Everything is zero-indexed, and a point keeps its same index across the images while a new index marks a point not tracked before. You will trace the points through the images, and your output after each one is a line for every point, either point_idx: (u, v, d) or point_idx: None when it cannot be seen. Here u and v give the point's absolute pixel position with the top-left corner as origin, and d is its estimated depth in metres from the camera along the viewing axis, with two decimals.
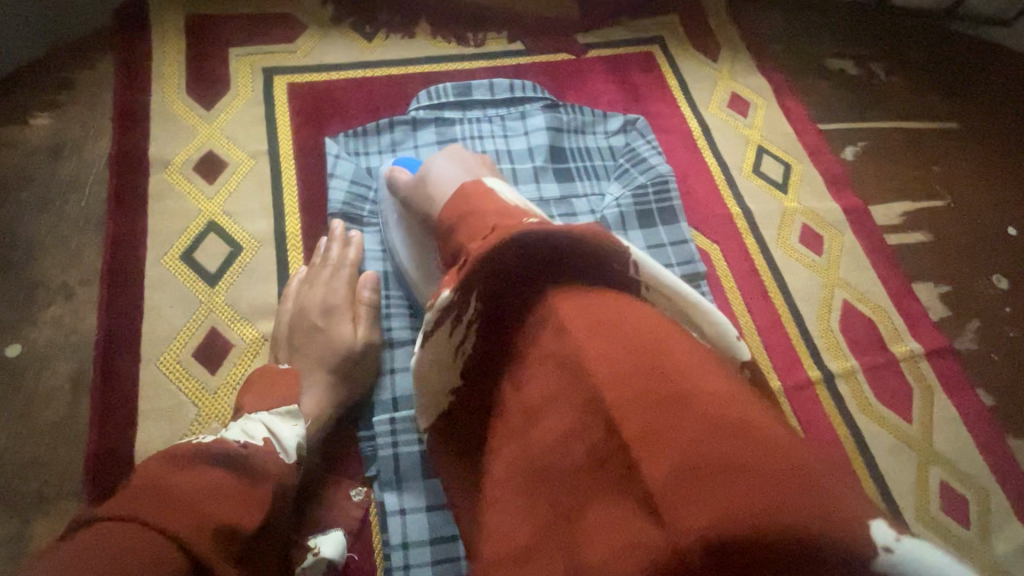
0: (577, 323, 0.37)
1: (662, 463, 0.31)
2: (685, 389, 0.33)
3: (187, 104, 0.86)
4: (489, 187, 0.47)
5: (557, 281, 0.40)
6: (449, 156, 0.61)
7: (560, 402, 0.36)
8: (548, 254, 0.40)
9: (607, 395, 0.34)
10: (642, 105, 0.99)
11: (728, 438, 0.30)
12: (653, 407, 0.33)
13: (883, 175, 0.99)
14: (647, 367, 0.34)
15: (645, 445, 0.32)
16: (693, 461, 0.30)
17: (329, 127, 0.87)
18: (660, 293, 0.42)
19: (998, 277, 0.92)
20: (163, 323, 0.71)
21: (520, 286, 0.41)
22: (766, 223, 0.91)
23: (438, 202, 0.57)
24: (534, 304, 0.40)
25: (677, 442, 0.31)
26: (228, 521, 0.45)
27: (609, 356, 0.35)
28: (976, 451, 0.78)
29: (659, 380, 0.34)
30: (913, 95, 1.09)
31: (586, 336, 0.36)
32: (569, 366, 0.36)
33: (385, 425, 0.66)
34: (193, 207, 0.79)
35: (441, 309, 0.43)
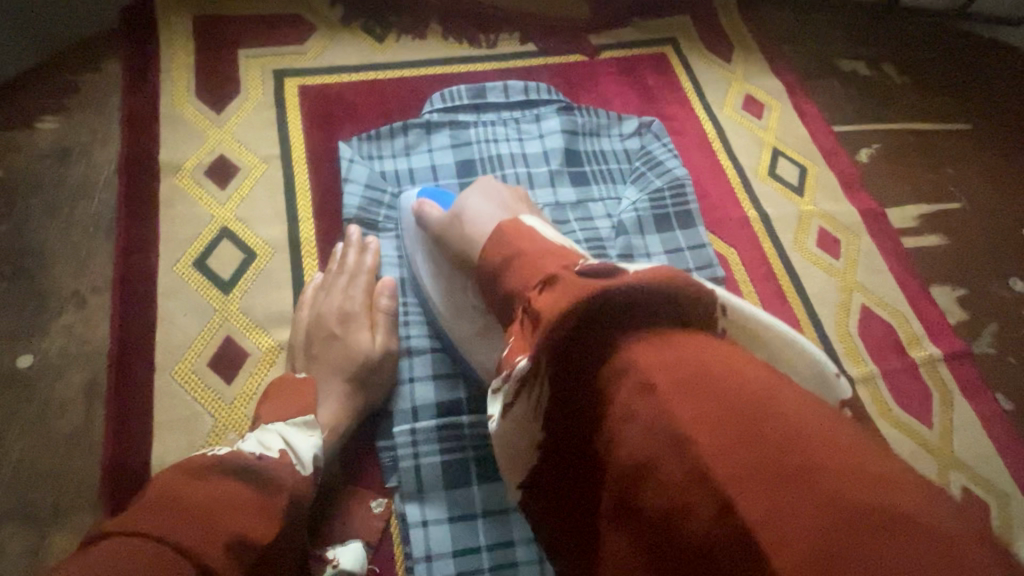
0: (671, 389, 0.35)
1: (798, 557, 0.28)
2: (807, 464, 0.30)
3: (197, 107, 0.84)
4: (527, 227, 0.49)
5: (635, 333, 0.38)
6: (483, 192, 0.61)
7: (658, 477, 0.34)
8: (630, 307, 0.39)
9: (713, 473, 0.31)
10: (656, 107, 0.98)
11: (877, 528, 0.27)
12: (778, 494, 0.30)
13: (898, 177, 0.99)
14: (753, 436, 0.32)
15: (773, 541, 0.28)
16: (836, 554, 0.27)
17: (341, 131, 0.85)
18: (750, 339, 0.44)
19: (1014, 280, 0.92)
20: (177, 332, 0.70)
21: (600, 341, 0.39)
22: (783, 226, 0.90)
23: (476, 242, 0.57)
24: (613, 359, 0.38)
25: (808, 533, 0.28)
26: (245, 535, 0.44)
27: (711, 426, 0.33)
28: (996, 457, 0.78)
29: (767, 449, 0.31)
30: (926, 96, 1.08)
31: (682, 406, 0.34)
32: (667, 437, 0.34)
33: (406, 436, 0.65)
34: (205, 212, 0.77)
35: (518, 374, 0.41)
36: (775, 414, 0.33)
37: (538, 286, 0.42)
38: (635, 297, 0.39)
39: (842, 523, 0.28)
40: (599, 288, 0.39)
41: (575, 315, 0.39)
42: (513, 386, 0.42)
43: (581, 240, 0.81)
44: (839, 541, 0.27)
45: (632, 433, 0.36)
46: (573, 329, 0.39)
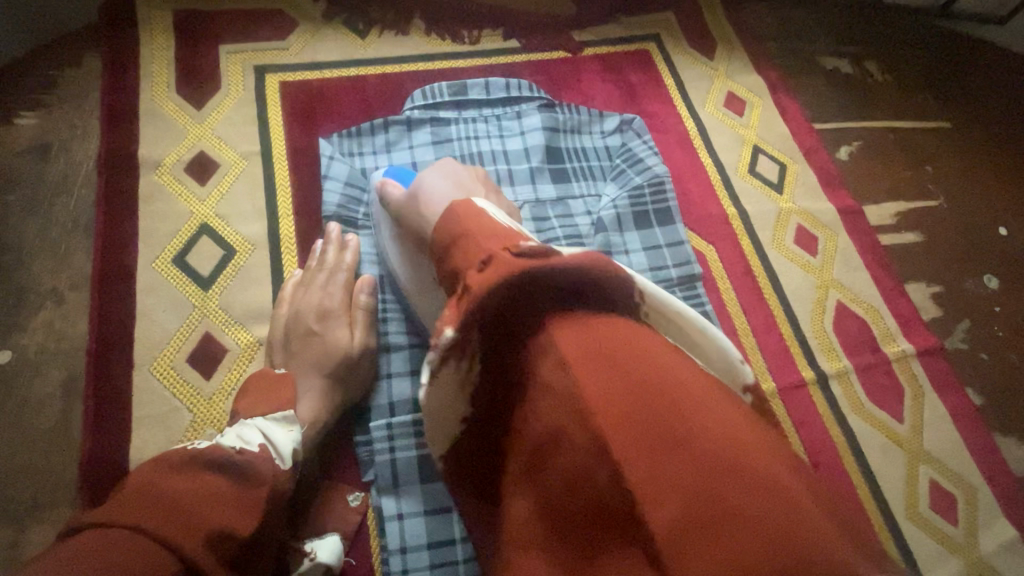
0: (581, 361, 0.37)
1: (667, 506, 0.32)
2: (687, 431, 0.33)
3: (177, 102, 0.84)
4: (478, 207, 0.48)
5: (558, 313, 0.40)
6: (441, 170, 0.63)
7: (565, 445, 0.36)
8: (558, 288, 0.40)
9: (609, 440, 0.34)
10: (638, 104, 0.98)
11: (737, 486, 0.31)
12: (659, 456, 0.33)
13: (877, 175, 1.00)
14: (642, 404, 0.35)
15: (653, 497, 0.32)
16: (697, 506, 0.31)
17: (322, 128, 0.86)
18: (664, 323, 0.44)
19: (989, 277, 0.93)
20: (156, 328, 0.70)
21: (528, 318, 0.40)
22: (762, 223, 0.91)
23: (430, 217, 0.58)
24: (536, 338, 0.40)
25: (680, 489, 0.32)
26: (223, 527, 0.45)
27: (609, 396, 0.35)
28: (964, 450, 0.80)
29: (658, 418, 0.34)
30: (907, 94, 1.09)
31: (587, 377, 0.36)
32: (570, 408, 0.36)
33: (383, 431, 0.66)
34: (185, 209, 0.78)
35: (444, 347, 0.42)
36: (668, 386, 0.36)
37: (481, 263, 0.42)
38: (570, 281, 0.40)
39: (702, 480, 0.31)
40: (532, 266, 0.40)
41: (506, 293, 0.40)
42: (441, 355, 0.43)
43: (561, 238, 0.82)
44: (704, 498, 0.31)
45: (542, 404, 0.38)
46: (504, 306, 0.40)
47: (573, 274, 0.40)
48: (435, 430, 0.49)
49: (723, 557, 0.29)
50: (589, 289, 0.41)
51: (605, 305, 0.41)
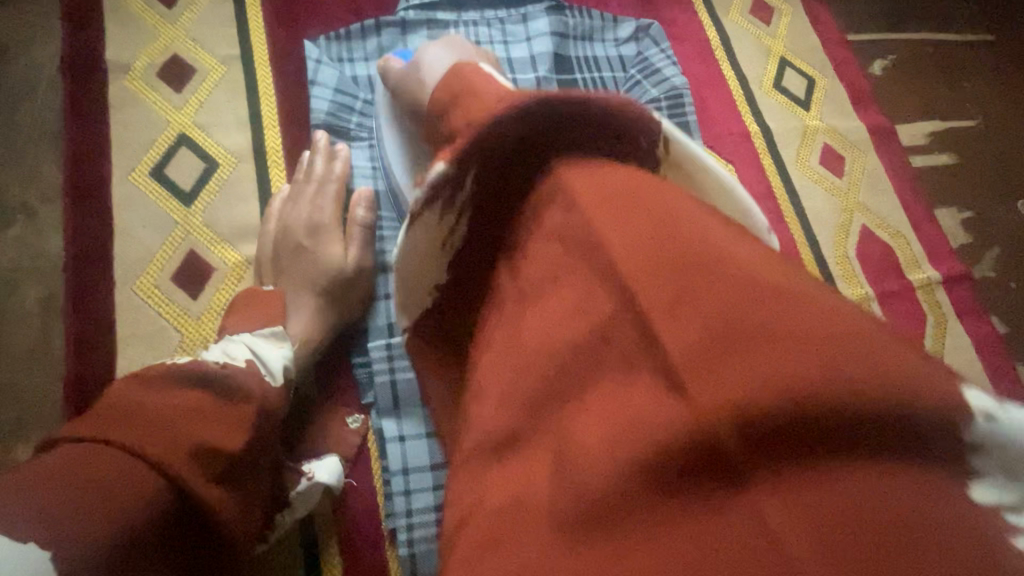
0: (595, 201, 0.36)
1: (690, 332, 0.30)
2: (700, 246, 0.32)
3: (145, 0, 0.76)
4: (484, 67, 0.45)
5: (572, 160, 0.38)
6: (443, 44, 0.57)
7: (565, 285, 0.35)
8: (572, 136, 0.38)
9: (621, 267, 0.33)
10: (656, 9, 0.89)
11: (769, 309, 0.30)
12: (683, 285, 0.31)
13: (912, 91, 0.92)
14: (666, 232, 0.33)
15: (669, 323, 0.31)
16: (723, 328, 0.30)
17: (308, 30, 0.77)
18: (674, 168, 0.41)
19: (1023, 202, 0.88)
20: (137, 246, 0.66)
21: (529, 165, 0.39)
22: (786, 142, 0.85)
23: (431, 84, 0.53)
24: (544, 185, 0.39)
25: (702, 310, 0.30)
26: (212, 441, 0.42)
27: (628, 235, 0.34)
28: (984, 379, 0.77)
29: (681, 246, 0.33)
30: (950, 2, 0.99)
31: (600, 207, 0.35)
32: (583, 240, 0.35)
33: (382, 352, 0.63)
34: (160, 118, 0.71)
35: (432, 183, 0.39)
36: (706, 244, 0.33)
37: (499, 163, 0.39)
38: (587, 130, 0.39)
39: (738, 309, 0.30)
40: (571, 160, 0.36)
41: (516, 128, 0.38)
42: (427, 196, 0.40)
43: None
44: (729, 318, 0.30)
45: (547, 251, 0.37)
46: (507, 150, 0.38)
47: (593, 122, 0.39)
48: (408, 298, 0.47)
49: (750, 376, 0.28)
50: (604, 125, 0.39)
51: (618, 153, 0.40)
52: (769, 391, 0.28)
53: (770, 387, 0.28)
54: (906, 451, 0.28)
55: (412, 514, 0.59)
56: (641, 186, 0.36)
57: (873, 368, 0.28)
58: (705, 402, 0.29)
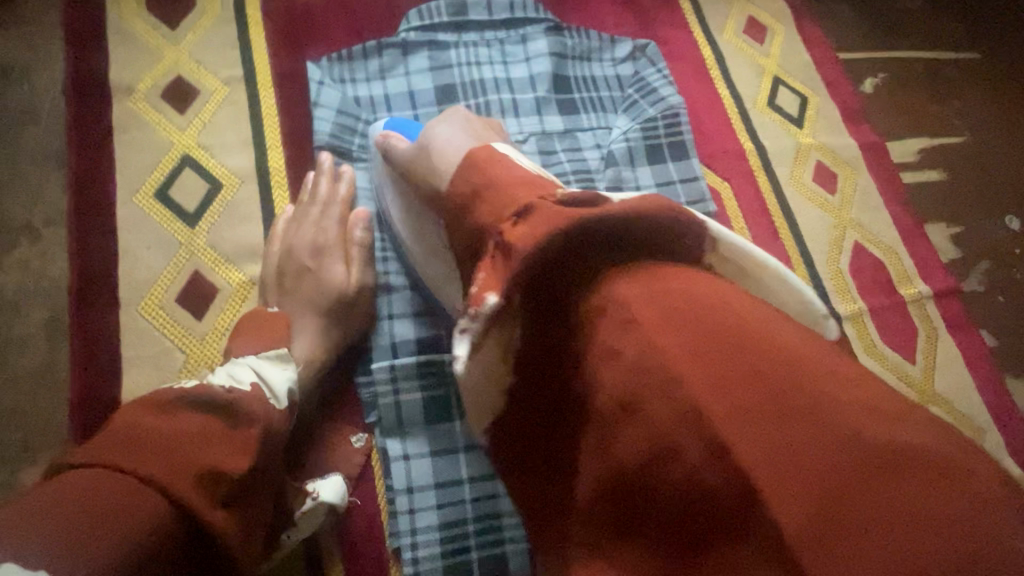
0: (654, 320, 0.36)
1: (791, 500, 0.29)
2: (783, 387, 0.32)
3: (148, 22, 0.77)
4: (501, 154, 0.47)
5: (617, 270, 0.39)
6: (450, 121, 0.58)
7: (643, 415, 0.35)
8: (601, 235, 0.39)
9: (700, 403, 0.33)
10: (652, 28, 0.91)
11: (864, 461, 0.29)
12: (768, 436, 0.31)
13: (902, 109, 0.94)
14: (747, 365, 0.33)
15: (768, 483, 0.30)
16: (821, 493, 0.29)
17: (310, 51, 0.78)
18: (738, 273, 0.43)
19: (1010, 218, 0.90)
20: (141, 267, 0.66)
21: (574, 272, 0.39)
22: (780, 159, 0.86)
23: (447, 172, 0.52)
24: (595, 293, 0.38)
25: (796, 465, 0.30)
26: (215, 465, 0.43)
27: (717, 394, 0.32)
28: (975, 392, 0.79)
29: (764, 383, 0.32)
30: (937, 21, 1.02)
31: (658, 327, 0.35)
32: (653, 374, 0.34)
33: (385, 372, 0.64)
34: (164, 139, 0.72)
35: (488, 315, 0.40)
36: (753, 329, 0.35)
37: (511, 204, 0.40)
38: (610, 231, 0.39)
39: (833, 454, 0.30)
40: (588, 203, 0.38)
41: (557, 243, 0.39)
42: (483, 325, 0.40)
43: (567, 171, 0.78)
44: (834, 486, 0.29)
45: (613, 374, 0.36)
46: (554, 259, 0.39)
47: (605, 227, 0.39)
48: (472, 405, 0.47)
49: (864, 551, 0.27)
50: (633, 229, 0.39)
51: (659, 253, 0.40)
52: (892, 561, 0.27)
53: (875, 559, 0.27)
54: None
55: (416, 533, 0.60)
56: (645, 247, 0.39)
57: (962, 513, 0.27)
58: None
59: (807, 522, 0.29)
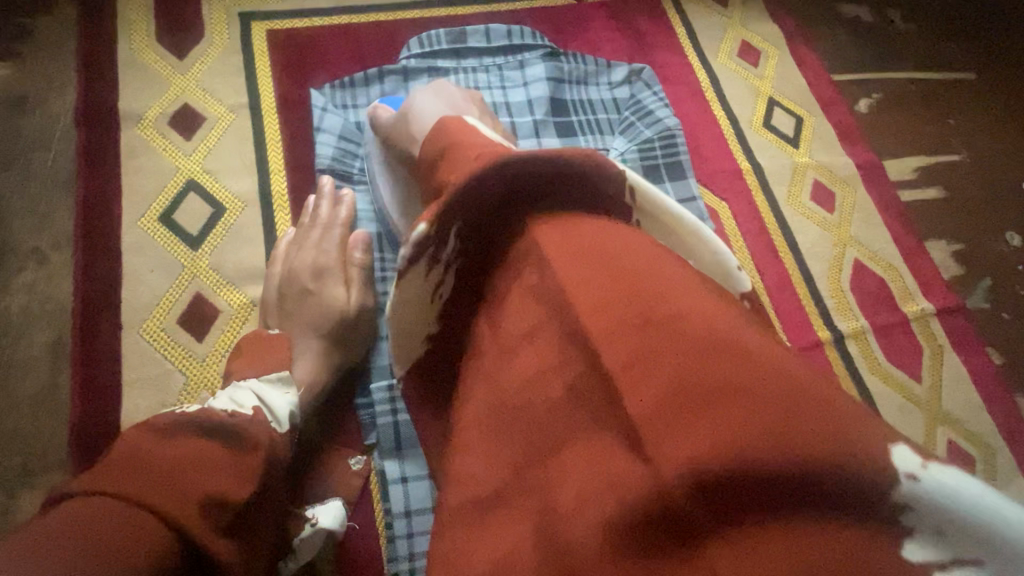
0: (559, 252, 0.38)
1: (649, 393, 0.32)
2: (663, 304, 0.34)
3: (158, 53, 0.79)
4: (470, 125, 0.46)
5: (545, 208, 0.40)
6: (433, 91, 0.61)
7: (540, 341, 0.38)
8: (531, 176, 0.39)
9: (587, 322, 0.35)
10: (648, 53, 0.93)
11: (731, 361, 0.31)
12: (642, 344, 0.33)
13: (898, 128, 0.95)
14: (631, 286, 0.35)
15: (628, 384, 0.32)
16: (678, 392, 0.31)
17: (314, 79, 0.81)
18: (655, 226, 0.42)
19: (1011, 234, 0.90)
20: (145, 290, 0.67)
21: (502, 211, 0.41)
22: (777, 179, 0.87)
23: (418, 138, 0.58)
24: (518, 232, 0.41)
25: (665, 368, 0.32)
26: (218, 492, 0.43)
27: (602, 313, 0.35)
28: (984, 411, 0.77)
29: (646, 301, 0.34)
30: (930, 43, 1.04)
31: (562, 254, 0.38)
32: (551, 298, 0.37)
33: (384, 393, 0.64)
34: (170, 165, 0.73)
35: (416, 242, 0.41)
36: (650, 267, 0.36)
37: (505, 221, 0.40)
38: (541, 170, 0.39)
39: (697, 358, 0.31)
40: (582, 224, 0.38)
41: (493, 183, 0.40)
42: (414, 251, 0.42)
43: None
44: (690, 383, 0.31)
45: (519, 304, 0.40)
46: (489, 202, 0.40)
47: (539, 163, 0.39)
48: (399, 344, 0.49)
49: (702, 437, 0.30)
50: (568, 176, 0.40)
51: (587, 200, 0.41)
52: (725, 446, 0.29)
53: (717, 443, 0.29)
54: (845, 517, 0.29)
55: (415, 558, 0.59)
56: (641, 245, 0.38)
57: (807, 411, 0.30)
58: (664, 465, 0.30)
59: (656, 415, 0.31)
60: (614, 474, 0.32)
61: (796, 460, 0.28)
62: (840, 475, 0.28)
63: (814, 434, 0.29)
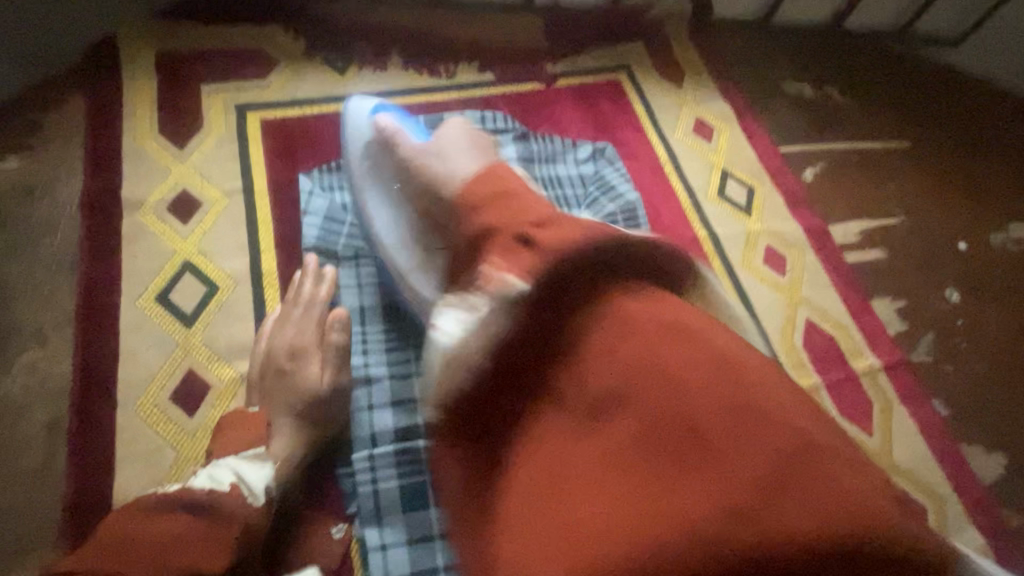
0: (652, 335, 0.44)
1: (741, 462, 0.39)
2: (747, 381, 0.42)
3: (160, 143, 0.86)
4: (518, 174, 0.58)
5: (622, 289, 0.47)
6: (455, 130, 0.67)
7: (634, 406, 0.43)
8: (626, 263, 0.49)
9: (682, 395, 0.42)
10: (610, 132, 1.02)
11: (755, 423, 0.40)
12: (733, 419, 0.40)
13: (842, 195, 1.04)
14: (690, 366, 0.43)
15: (723, 454, 0.39)
16: (743, 460, 0.39)
17: (302, 163, 0.88)
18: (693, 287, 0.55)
19: (951, 291, 0.97)
20: (140, 367, 0.71)
21: (583, 281, 0.47)
22: (732, 245, 0.95)
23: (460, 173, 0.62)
24: (599, 307, 0.46)
25: (738, 450, 0.39)
26: (191, 567, 0.47)
27: (689, 391, 0.42)
28: (933, 462, 0.82)
29: (726, 384, 0.42)
30: (868, 115, 1.15)
31: (631, 340, 0.44)
32: (652, 369, 0.43)
33: (365, 462, 0.68)
34: (168, 247, 0.79)
35: (506, 290, 0.47)
36: (738, 357, 0.44)
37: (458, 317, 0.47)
38: (627, 253, 0.49)
39: (776, 439, 0.39)
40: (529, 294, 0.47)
41: (574, 263, 0.47)
42: (489, 299, 0.48)
43: None
44: (756, 472, 0.38)
45: (608, 372, 0.44)
46: (554, 279, 0.47)
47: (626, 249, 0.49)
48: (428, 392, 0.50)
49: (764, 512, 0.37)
50: (634, 263, 0.50)
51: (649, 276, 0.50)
52: (802, 519, 0.37)
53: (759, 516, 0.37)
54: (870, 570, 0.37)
55: None
56: (667, 302, 0.47)
57: (846, 485, 0.38)
58: (708, 526, 0.38)
59: (738, 484, 0.38)
60: (700, 529, 0.38)
61: (843, 532, 0.37)
62: (867, 537, 0.37)
63: (847, 508, 0.38)
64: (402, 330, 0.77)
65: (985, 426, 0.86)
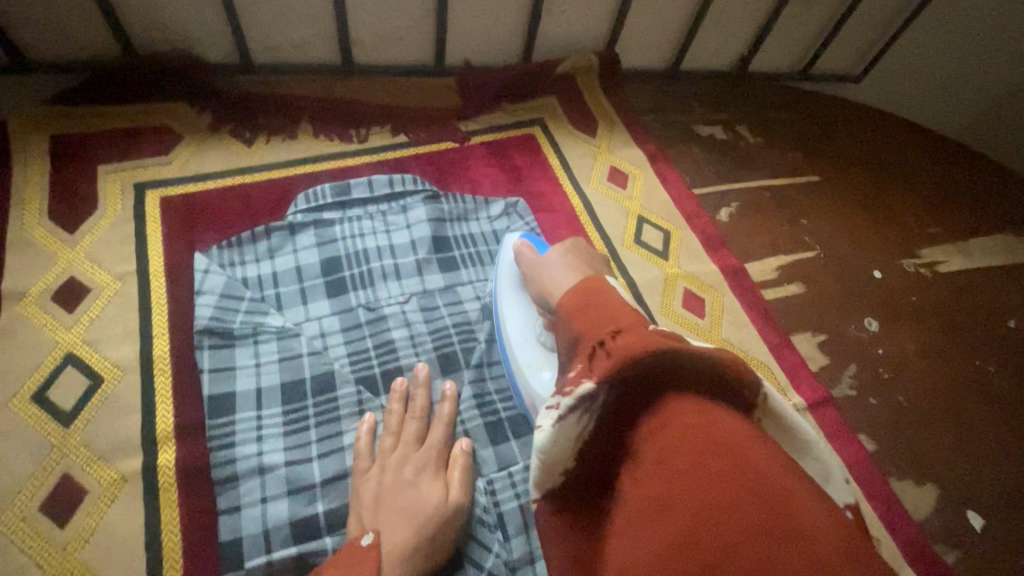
0: (678, 438, 0.41)
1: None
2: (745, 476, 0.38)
3: (48, 228, 0.83)
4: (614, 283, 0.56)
5: (665, 394, 0.44)
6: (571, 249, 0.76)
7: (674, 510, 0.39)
8: (677, 374, 0.44)
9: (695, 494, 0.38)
10: (525, 185, 1.02)
11: (749, 506, 0.36)
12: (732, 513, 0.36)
13: (757, 232, 1.06)
14: (715, 458, 0.39)
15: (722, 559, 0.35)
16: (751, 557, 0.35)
17: (202, 240, 0.85)
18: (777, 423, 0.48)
19: (869, 320, 0.98)
20: (6, 476, 0.66)
21: (647, 388, 0.45)
22: (649, 292, 0.94)
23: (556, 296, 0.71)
24: (656, 409, 0.44)
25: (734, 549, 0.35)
26: None
27: (694, 481, 0.39)
28: (864, 502, 0.80)
29: (723, 473, 0.38)
30: (778, 153, 1.19)
31: (678, 437, 0.41)
32: (673, 467, 0.40)
33: (259, 568, 0.63)
34: (50, 339, 0.75)
35: (580, 396, 0.46)
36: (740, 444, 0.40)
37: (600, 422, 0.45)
38: (690, 372, 0.44)
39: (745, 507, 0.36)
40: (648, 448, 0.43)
41: (632, 371, 0.45)
42: (575, 404, 0.46)
43: (448, 326, 0.84)
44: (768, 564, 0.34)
45: (649, 465, 0.42)
46: (632, 375, 0.45)
47: (685, 368, 0.44)
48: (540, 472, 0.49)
49: None
50: (667, 369, 0.44)
51: (677, 386, 0.44)
52: None
53: None
54: None
55: None
56: (680, 412, 0.43)
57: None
58: None
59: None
60: None
61: None
62: None
63: None
64: (302, 409, 0.74)
65: (911, 457, 0.86)
